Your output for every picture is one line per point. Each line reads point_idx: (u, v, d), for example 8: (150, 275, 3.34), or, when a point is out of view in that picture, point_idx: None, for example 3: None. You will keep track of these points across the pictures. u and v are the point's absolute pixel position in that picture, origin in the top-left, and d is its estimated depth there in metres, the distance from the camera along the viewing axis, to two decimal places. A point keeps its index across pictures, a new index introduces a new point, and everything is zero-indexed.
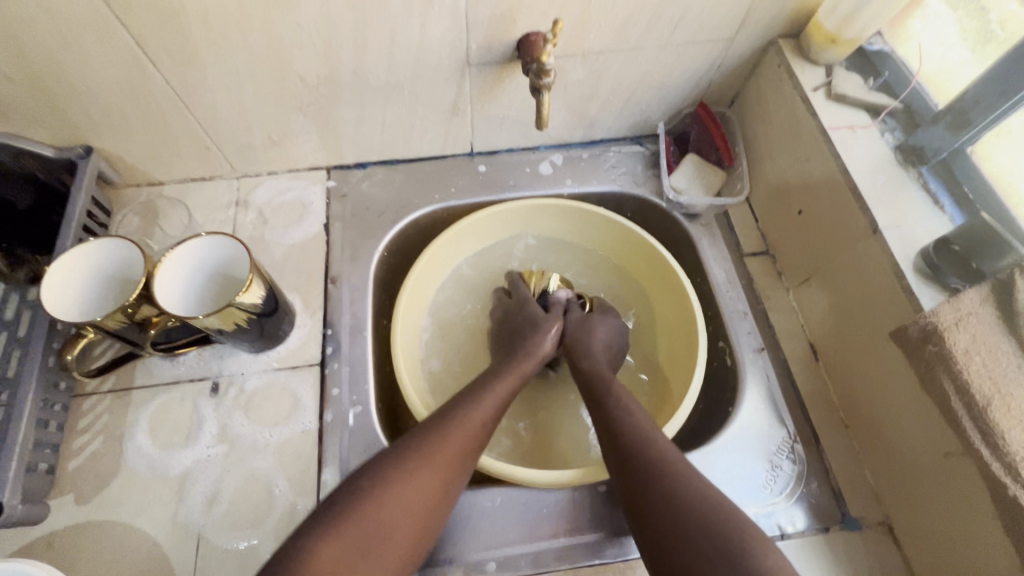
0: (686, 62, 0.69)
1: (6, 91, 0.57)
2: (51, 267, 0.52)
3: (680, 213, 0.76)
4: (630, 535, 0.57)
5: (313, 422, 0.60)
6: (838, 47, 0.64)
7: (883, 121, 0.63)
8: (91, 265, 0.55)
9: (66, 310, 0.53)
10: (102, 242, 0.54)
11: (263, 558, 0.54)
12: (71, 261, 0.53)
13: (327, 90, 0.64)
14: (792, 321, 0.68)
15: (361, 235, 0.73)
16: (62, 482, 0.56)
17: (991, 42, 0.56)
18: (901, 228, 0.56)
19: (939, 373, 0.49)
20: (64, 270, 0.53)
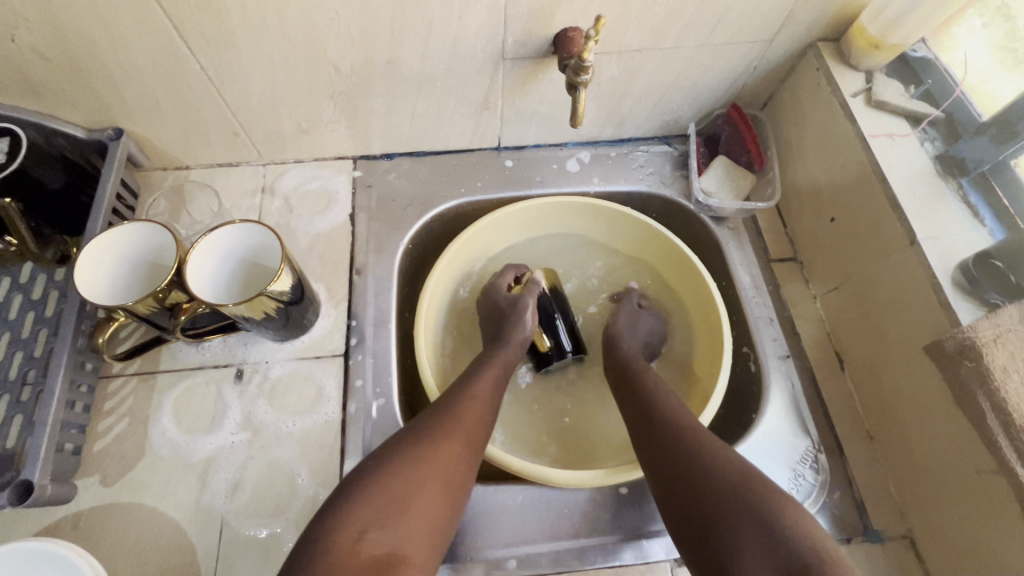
0: (722, 63, 0.68)
1: (41, 71, 0.56)
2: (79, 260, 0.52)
3: (708, 216, 0.75)
4: (651, 538, 0.57)
5: (336, 413, 0.61)
6: (881, 53, 0.62)
7: (923, 130, 0.62)
8: (115, 255, 0.54)
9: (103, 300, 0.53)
10: (122, 231, 0.54)
11: (285, 546, 0.54)
12: (96, 252, 0.53)
13: (359, 80, 0.63)
14: (819, 329, 0.68)
15: (386, 227, 0.73)
16: (87, 463, 0.57)
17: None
18: (940, 240, 0.55)
19: (974, 389, 0.49)
20: (92, 262, 0.53)
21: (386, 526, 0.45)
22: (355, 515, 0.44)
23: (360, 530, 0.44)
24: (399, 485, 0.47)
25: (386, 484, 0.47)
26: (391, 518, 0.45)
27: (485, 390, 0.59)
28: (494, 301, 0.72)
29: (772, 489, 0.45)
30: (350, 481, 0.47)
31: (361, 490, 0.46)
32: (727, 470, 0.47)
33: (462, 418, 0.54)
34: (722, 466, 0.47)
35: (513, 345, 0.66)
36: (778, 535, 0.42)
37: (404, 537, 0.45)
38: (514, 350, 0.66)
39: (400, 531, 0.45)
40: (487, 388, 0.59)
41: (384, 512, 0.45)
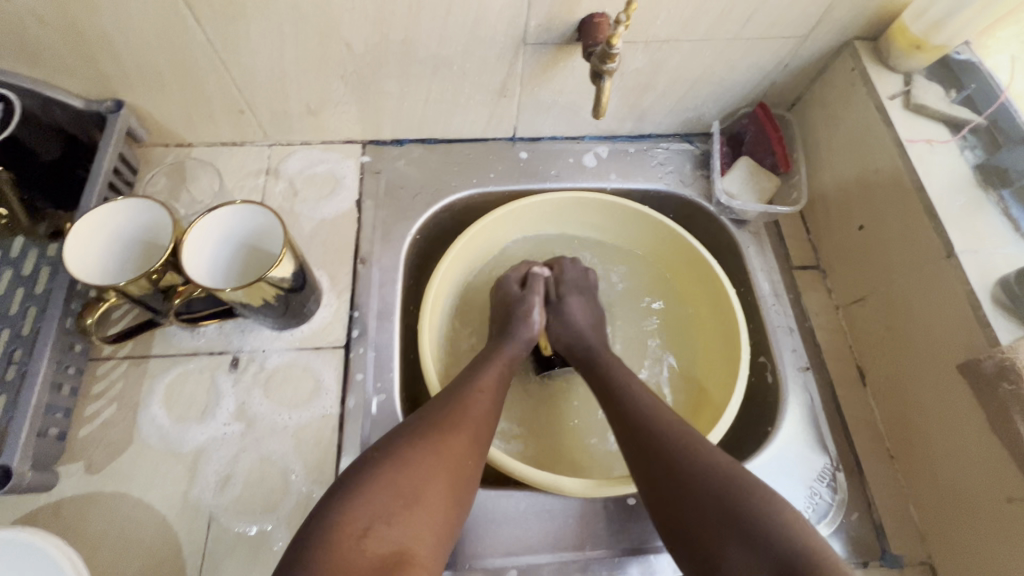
0: (752, 59, 0.65)
1: (37, 34, 0.53)
2: (66, 246, 0.48)
3: (729, 218, 0.72)
4: (658, 553, 0.54)
5: (334, 407, 0.58)
6: (923, 54, 0.59)
7: (963, 137, 0.59)
8: (94, 233, 0.51)
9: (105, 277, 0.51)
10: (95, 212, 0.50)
11: (275, 545, 0.52)
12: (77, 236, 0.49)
13: (372, 60, 0.60)
14: (840, 341, 0.65)
15: (393, 216, 0.70)
16: (72, 449, 0.54)
17: None
18: (979, 254, 0.52)
19: (1013, 413, 0.46)
20: (77, 245, 0.49)
21: (392, 523, 0.43)
22: (359, 510, 0.42)
23: (364, 525, 0.42)
24: (404, 478, 0.45)
25: (391, 479, 0.45)
26: (396, 513, 0.43)
27: (491, 380, 0.57)
28: (504, 292, 0.69)
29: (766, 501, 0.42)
30: (354, 473, 0.45)
31: (364, 484, 0.44)
32: (711, 478, 0.44)
33: (468, 408, 0.52)
34: (704, 474, 0.45)
35: (520, 342, 0.64)
36: (759, 534, 0.40)
37: (411, 533, 0.43)
38: (521, 342, 0.64)
39: (407, 527, 0.43)
40: (491, 378, 0.57)
41: (390, 508, 0.43)
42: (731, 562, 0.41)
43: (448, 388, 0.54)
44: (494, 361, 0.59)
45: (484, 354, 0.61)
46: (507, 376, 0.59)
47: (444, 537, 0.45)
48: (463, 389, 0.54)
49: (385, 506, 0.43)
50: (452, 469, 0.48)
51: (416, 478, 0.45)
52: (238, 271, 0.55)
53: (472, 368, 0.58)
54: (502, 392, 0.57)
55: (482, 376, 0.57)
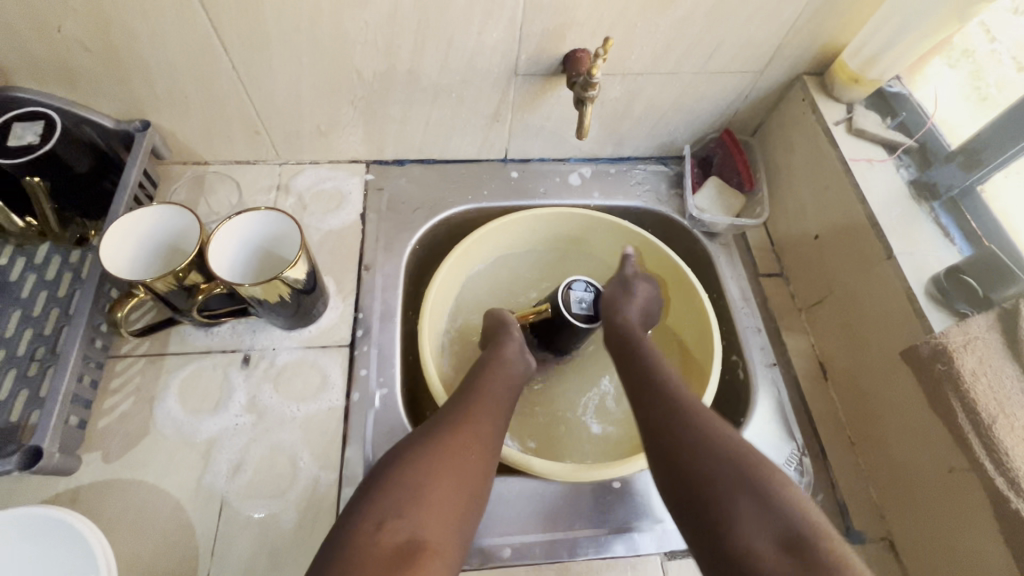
0: (717, 90, 0.74)
1: (80, 60, 0.60)
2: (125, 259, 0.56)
3: (701, 231, 0.79)
4: (643, 532, 0.58)
5: (339, 400, 0.62)
6: (860, 87, 0.68)
7: (899, 157, 0.67)
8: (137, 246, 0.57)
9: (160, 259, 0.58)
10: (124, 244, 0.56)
11: (283, 527, 0.55)
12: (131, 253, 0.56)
13: (380, 87, 0.68)
14: (803, 340, 0.71)
15: (395, 228, 0.76)
16: (91, 438, 0.57)
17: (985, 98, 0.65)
18: (914, 256, 0.59)
19: (947, 392, 0.52)
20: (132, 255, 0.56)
21: (404, 516, 0.47)
22: (373, 510, 0.47)
23: (377, 521, 0.46)
24: (418, 482, 0.49)
25: (400, 480, 0.49)
26: (411, 510, 0.47)
27: (494, 386, 0.61)
28: (498, 318, 0.71)
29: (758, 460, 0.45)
30: (375, 480, 0.50)
31: (372, 492, 0.49)
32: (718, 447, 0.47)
33: (472, 416, 0.56)
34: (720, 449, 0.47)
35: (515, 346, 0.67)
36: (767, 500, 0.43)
37: (424, 526, 0.47)
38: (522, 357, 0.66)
39: (419, 520, 0.47)
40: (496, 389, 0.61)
41: (400, 503, 0.47)
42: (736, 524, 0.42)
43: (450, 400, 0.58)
44: (492, 366, 0.63)
45: (486, 360, 0.65)
46: (512, 383, 0.63)
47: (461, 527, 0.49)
48: (462, 398, 0.58)
49: (395, 505, 0.47)
50: (463, 476, 0.51)
51: (428, 480, 0.49)
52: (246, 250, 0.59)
53: (473, 375, 0.63)
54: (507, 396, 0.61)
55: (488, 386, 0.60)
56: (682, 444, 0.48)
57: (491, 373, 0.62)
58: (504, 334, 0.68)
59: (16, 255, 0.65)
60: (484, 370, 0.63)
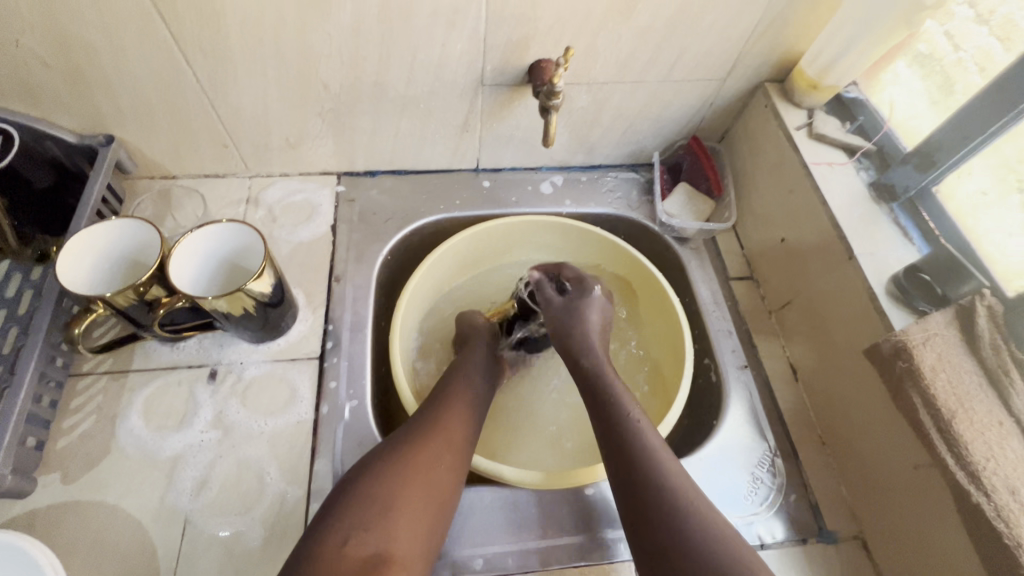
0: (682, 98, 0.75)
1: (39, 76, 0.59)
2: (84, 266, 0.55)
3: (672, 236, 0.80)
4: (616, 538, 0.58)
5: (308, 413, 0.61)
6: (818, 93, 0.70)
7: (858, 160, 0.69)
8: (94, 248, 0.56)
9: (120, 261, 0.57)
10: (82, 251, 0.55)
11: (249, 545, 0.54)
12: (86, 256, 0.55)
13: (347, 99, 0.68)
14: (773, 342, 0.72)
15: (367, 239, 0.75)
16: (49, 459, 0.56)
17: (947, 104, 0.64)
18: (875, 256, 0.61)
19: (908, 387, 0.52)
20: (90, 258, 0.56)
21: (371, 529, 0.46)
22: (340, 524, 0.46)
23: (344, 536, 0.45)
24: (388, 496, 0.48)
25: (366, 492, 0.48)
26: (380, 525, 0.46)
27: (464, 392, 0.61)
28: (470, 322, 0.71)
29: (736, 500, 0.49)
30: (345, 493, 0.49)
31: (338, 506, 0.47)
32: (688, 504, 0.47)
33: (444, 425, 0.56)
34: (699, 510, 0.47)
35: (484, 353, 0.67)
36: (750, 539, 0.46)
37: (393, 539, 0.46)
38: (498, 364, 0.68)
39: (387, 531, 0.46)
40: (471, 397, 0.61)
41: (368, 515, 0.47)
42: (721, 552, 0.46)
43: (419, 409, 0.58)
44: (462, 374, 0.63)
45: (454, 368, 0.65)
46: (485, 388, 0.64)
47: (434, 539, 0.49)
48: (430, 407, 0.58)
49: (363, 517, 0.46)
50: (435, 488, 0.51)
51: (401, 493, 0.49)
52: (212, 269, 0.59)
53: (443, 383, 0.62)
54: (479, 401, 0.61)
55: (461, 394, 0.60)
56: (652, 494, 0.48)
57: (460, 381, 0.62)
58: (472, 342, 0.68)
59: None
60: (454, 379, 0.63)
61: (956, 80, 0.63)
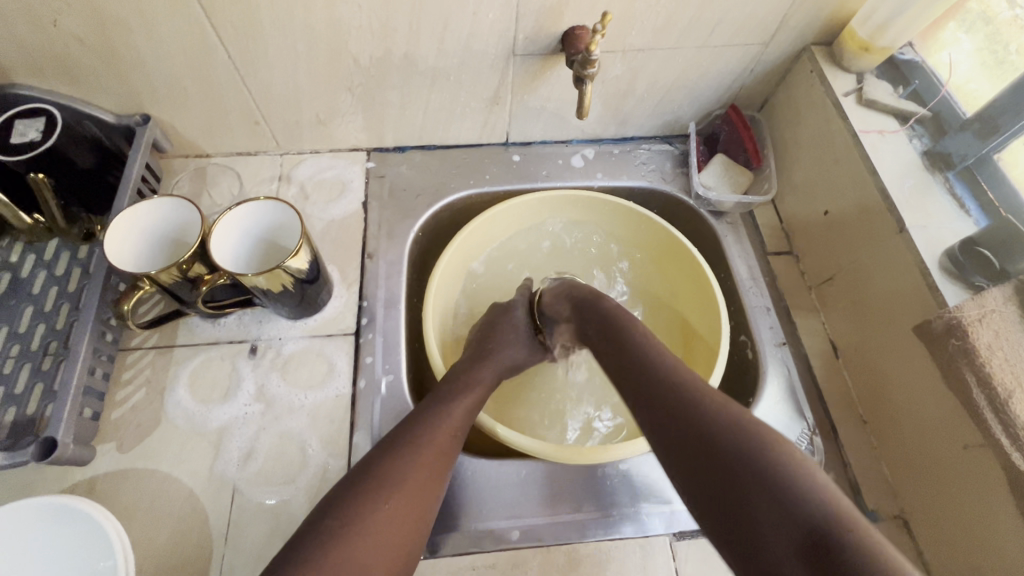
0: (721, 65, 0.72)
1: (76, 54, 0.59)
2: (131, 238, 0.57)
3: (707, 210, 0.78)
4: (648, 513, 0.58)
5: (346, 387, 0.63)
6: (871, 55, 0.66)
7: (911, 128, 0.66)
8: (136, 227, 0.57)
9: (156, 226, 0.58)
10: (122, 231, 0.56)
11: (294, 513, 0.56)
12: (126, 231, 0.56)
13: (377, 73, 0.67)
14: (813, 319, 0.70)
15: (398, 215, 0.75)
16: (105, 429, 0.59)
17: (1006, 63, 0.61)
18: (928, 228, 0.58)
19: (961, 366, 0.50)
20: (132, 232, 0.57)
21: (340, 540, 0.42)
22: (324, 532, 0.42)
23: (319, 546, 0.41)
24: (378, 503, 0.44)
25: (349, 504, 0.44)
26: (350, 546, 0.42)
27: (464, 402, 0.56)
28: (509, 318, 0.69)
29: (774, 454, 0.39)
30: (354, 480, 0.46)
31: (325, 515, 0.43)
32: (743, 425, 0.41)
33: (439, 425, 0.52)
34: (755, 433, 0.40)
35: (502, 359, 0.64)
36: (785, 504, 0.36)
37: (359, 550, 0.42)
38: (507, 360, 0.65)
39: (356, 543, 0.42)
40: (467, 396, 0.57)
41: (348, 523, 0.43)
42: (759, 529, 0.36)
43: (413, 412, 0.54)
44: (467, 385, 0.58)
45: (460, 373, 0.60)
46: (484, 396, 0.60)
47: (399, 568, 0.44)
48: (425, 413, 0.53)
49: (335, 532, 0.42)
50: (427, 476, 0.49)
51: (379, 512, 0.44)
52: (246, 244, 0.60)
53: (443, 388, 0.58)
54: (480, 395, 0.59)
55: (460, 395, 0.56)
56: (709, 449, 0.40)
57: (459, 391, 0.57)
58: (485, 348, 0.65)
59: (26, 252, 0.67)
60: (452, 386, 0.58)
61: (1007, 37, 0.62)
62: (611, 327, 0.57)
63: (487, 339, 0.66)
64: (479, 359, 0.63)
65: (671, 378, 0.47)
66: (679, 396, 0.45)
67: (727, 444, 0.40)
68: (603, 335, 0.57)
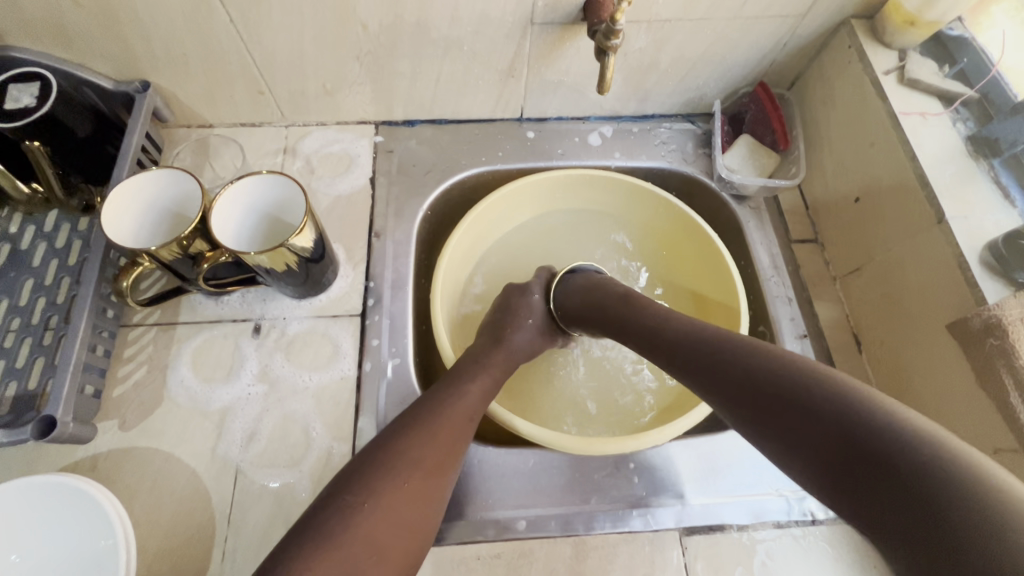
0: (752, 39, 0.67)
1: (70, 15, 0.56)
2: (134, 216, 0.55)
3: (729, 194, 0.74)
4: (660, 507, 0.57)
5: (352, 369, 0.61)
6: (916, 30, 0.61)
7: (956, 110, 0.61)
8: (142, 206, 0.55)
9: (160, 204, 0.56)
10: (126, 209, 0.54)
11: (297, 497, 0.55)
12: (127, 208, 0.54)
13: (387, 41, 0.63)
14: (836, 311, 0.67)
15: (406, 193, 0.73)
16: (107, 407, 0.58)
17: None
18: (969, 219, 0.54)
19: (998, 366, 0.48)
20: (137, 212, 0.55)
21: (344, 527, 0.40)
22: (328, 522, 0.40)
23: (322, 534, 0.39)
24: (384, 492, 0.43)
25: (354, 493, 0.42)
26: (355, 534, 0.40)
27: (475, 390, 0.54)
28: (518, 300, 0.67)
29: (807, 369, 0.37)
30: (359, 466, 0.45)
31: (328, 504, 0.42)
32: (766, 358, 0.40)
33: (449, 413, 0.50)
34: (784, 355, 0.39)
35: (513, 345, 0.62)
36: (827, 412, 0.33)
37: (365, 539, 0.40)
38: (522, 343, 0.64)
39: (363, 532, 0.40)
40: (483, 377, 0.56)
41: (353, 513, 0.41)
42: (811, 445, 0.33)
43: (422, 398, 0.51)
44: (481, 373, 0.56)
45: (473, 359, 0.58)
46: (499, 385, 0.57)
47: (415, 553, 0.43)
48: (434, 400, 0.51)
49: (340, 519, 0.40)
50: (438, 465, 0.47)
51: (394, 494, 0.43)
52: (250, 220, 0.58)
53: (455, 374, 0.55)
54: (493, 383, 0.57)
55: (476, 375, 0.56)
56: (746, 382, 0.39)
57: (470, 379, 0.55)
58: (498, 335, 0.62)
59: (25, 222, 0.65)
60: (464, 372, 0.56)
61: None
62: (620, 300, 0.58)
63: (496, 326, 0.64)
64: (499, 342, 0.62)
65: (721, 348, 0.43)
66: (707, 347, 0.44)
67: (759, 376, 0.39)
68: (616, 310, 0.57)
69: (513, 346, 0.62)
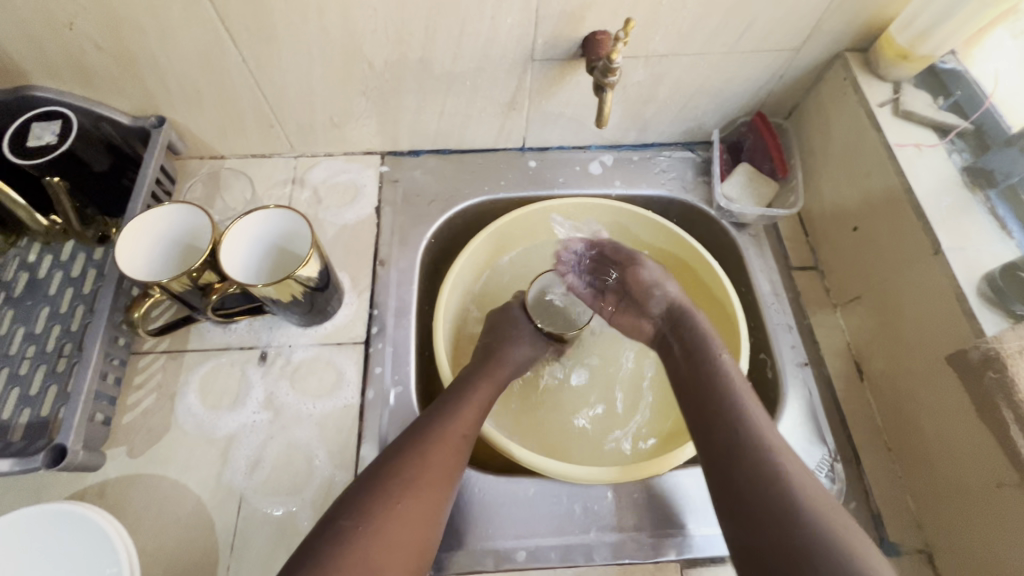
0: (748, 71, 0.68)
1: (92, 57, 0.59)
2: (148, 242, 0.57)
3: (729, 221, 0.75)
4: (661, 539, 0.57)
5: (355, 397, 0.62)
6: (909, 64, 0.62)
7: (951, 141, 0.62)
8: (157, 233, 0.57)
9: (174, 230, 0.58)
10: (139, 236, 0.56)
11: (299, 525, 0.55)
12: (141, 235, 0.56)
13: (392, 77, 0.65)
14: (837, 338, 0.67)
15: (411, 221, 0.74)
16: (116, 434, 0.59)
17: None
18: (966, 251, 0.55)
19: (999, 401, 0.48)
20: (149, 239, 0.57)
21: (342, 551, 0.41)
22: (327, 545, 0.42)
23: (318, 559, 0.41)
24: (379, 516, 0.44)
25: (350, 518, 0.43)
26: (352, 559, 0.41)
27: (471, 407, 0.55)
28: (515, 324, 0.69)
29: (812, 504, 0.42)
30: (355, 491, 0.46)
31: (326, 531, 0.43)
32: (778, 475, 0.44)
33: (444, 434, 0.51)
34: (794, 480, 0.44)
35: (509, 366, 0.64)
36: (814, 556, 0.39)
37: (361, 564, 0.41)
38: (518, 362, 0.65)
39: (359, 555, 0.41)
40: (477, 397, 0.57)
41: (350, 537, 0.42)
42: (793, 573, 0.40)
43: (417, 419, 0.53)
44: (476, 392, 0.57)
45: (470, 377, 0.59)
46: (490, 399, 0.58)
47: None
48: (428, 421, 0.52)
49: (337, 543, 0.42)
50: (432, 485, 0.48)
51: (388, 519, 0.44)
52: (257, 249, 0.59)
53: (452, 393, 0.56)
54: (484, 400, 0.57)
55: (471, 395, 0.56)
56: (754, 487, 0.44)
57: (466, 397, 0.56)
58: (496, 356, 0.64)
59: (43, 252, 0.67)
60: (460, 390, 0.57)
61: None
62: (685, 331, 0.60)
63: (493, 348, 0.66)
64: (495, 360, 0.63)
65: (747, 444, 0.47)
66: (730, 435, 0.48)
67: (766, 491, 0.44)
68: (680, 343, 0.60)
69: (506, 361, 0.64)
